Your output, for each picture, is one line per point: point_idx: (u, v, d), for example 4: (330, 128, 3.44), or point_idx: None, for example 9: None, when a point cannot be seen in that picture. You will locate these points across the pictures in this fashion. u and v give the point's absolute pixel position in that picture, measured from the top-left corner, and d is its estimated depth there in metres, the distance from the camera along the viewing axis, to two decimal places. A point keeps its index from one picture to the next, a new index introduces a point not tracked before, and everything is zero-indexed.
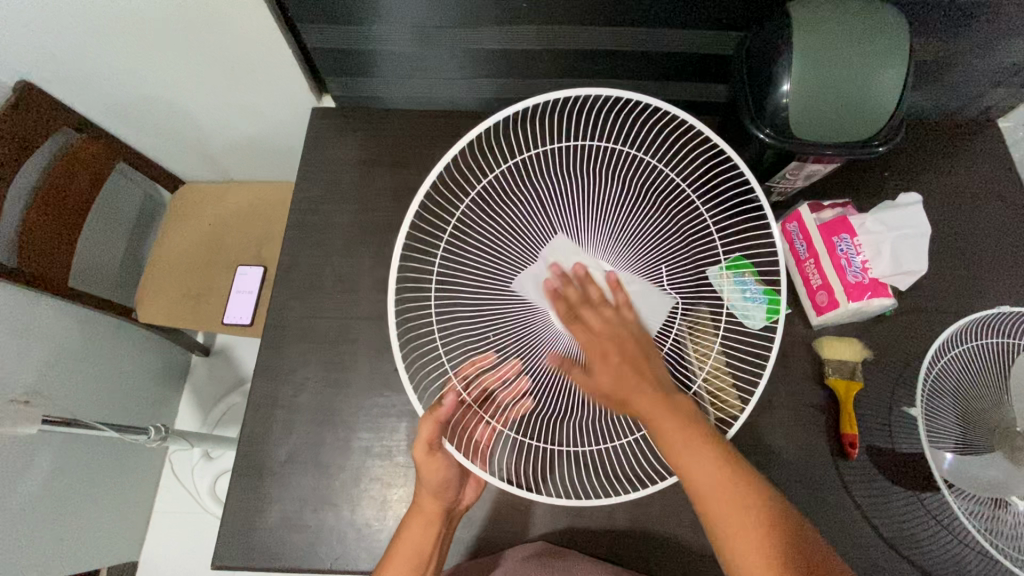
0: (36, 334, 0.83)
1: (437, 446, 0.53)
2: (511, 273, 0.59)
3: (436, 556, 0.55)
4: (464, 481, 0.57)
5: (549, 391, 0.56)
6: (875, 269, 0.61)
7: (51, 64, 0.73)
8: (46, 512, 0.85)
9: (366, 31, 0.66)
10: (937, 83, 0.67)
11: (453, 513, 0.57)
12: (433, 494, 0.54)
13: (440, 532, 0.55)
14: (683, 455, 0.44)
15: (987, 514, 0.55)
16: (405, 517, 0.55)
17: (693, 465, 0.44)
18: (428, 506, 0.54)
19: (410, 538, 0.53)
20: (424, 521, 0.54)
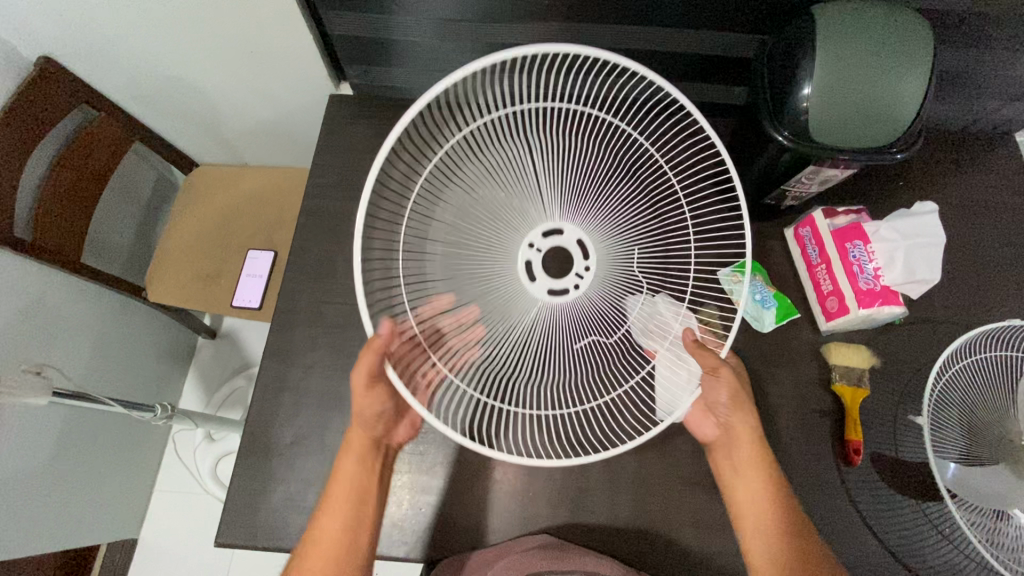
0: (49, 309, 0.84)
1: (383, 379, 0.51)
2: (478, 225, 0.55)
3: (376, 483, 0.56)
4: (399, 418, 0.57)
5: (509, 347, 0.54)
6: (887, 276, 0.61)
7: (73, 41, 0.74)
8: (51, 484, 0.86)
9: (388, 20, 0.66)
10: (956, 93, 0.67)
11: (387, 446, 0.58)
12: (360, 428, 0.55)
13: (374, 462, 0.56)
14: (742, 470, 0.55)
15: (989, 526, 0.55)
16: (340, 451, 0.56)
17: (746, 477, 0.55)
18: (356, 438, 0.55)
19: (346, 472, 0.55)
20: (356, 456, 0.55)
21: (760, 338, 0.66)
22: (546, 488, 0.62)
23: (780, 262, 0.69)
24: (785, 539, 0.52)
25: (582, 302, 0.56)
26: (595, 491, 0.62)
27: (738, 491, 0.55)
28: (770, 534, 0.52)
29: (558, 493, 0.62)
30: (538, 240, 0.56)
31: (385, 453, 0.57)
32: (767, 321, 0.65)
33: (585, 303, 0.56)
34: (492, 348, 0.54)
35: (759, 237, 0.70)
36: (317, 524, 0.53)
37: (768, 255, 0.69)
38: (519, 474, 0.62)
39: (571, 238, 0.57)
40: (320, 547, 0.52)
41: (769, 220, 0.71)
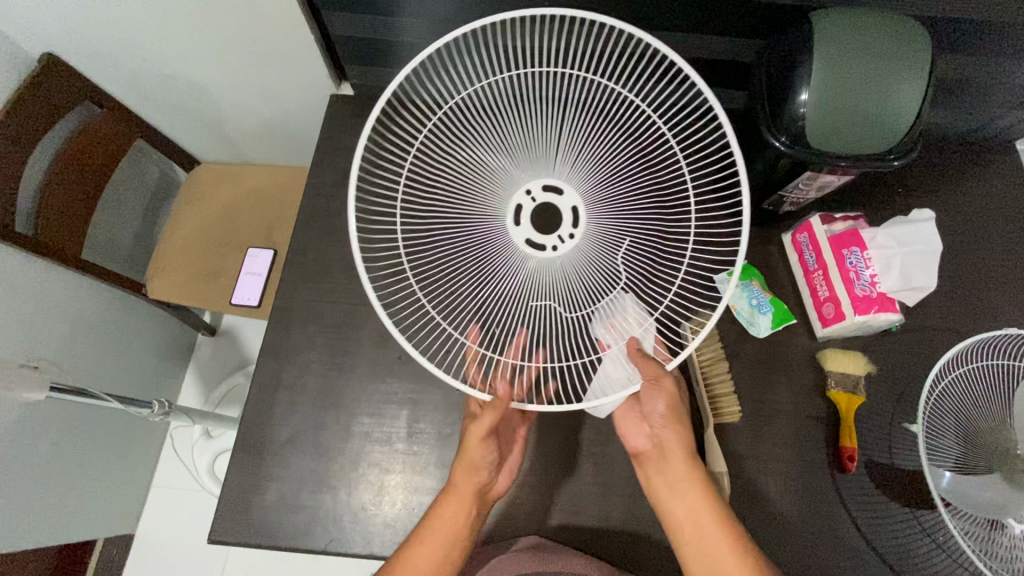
0: (49, 304, 0.85)
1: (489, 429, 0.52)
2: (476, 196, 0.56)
3: (471, 537, 0.53)
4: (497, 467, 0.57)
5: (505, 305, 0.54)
6: (883, 283, 0.61)
7: (76, 38, 0.74)
8: (49, 478, 0.86)
9: (388, 21, 0.66)
10: (957, 101, 0.67)
11: (486, 497, 0.56)
12: (466, 472, 0.54)
13: (474, 513, 0.54)
14: (675, 491, 0.51)
15: (982, 535, 0.55)
16: (440, 498, 0.53)
17: (681, 499, 0.51)
18: (461, 484, 0.53)
19: (447, 516, 0.52)
20: (461, 502, 0.53)
21: (756, 343, 0.66)
22: (539, 490, 0.62)
23: (777, 267, 0.69)
24: (727, 548, 0.48)
25: (581, 260, 0.54)
26: (588, 494, 0.62)
27: (677, 511, 0.51)
28: (709, 546, 0.49)
29: (550, 495, 0.62)
30: (535, 190, 0.55)
31: (483, 505, 0.55)
32: (763, 327, 0.64)
33: (586, 258, 0.54)
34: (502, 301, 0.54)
35: (756, 242, 0.70)
36: (404, 561, 0.50)
37: (765, 260, 0.69)
38: (512, 476, 0.62)
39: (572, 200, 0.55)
40: (404, 572, 0.50)
41: (767, 225, 0.70)
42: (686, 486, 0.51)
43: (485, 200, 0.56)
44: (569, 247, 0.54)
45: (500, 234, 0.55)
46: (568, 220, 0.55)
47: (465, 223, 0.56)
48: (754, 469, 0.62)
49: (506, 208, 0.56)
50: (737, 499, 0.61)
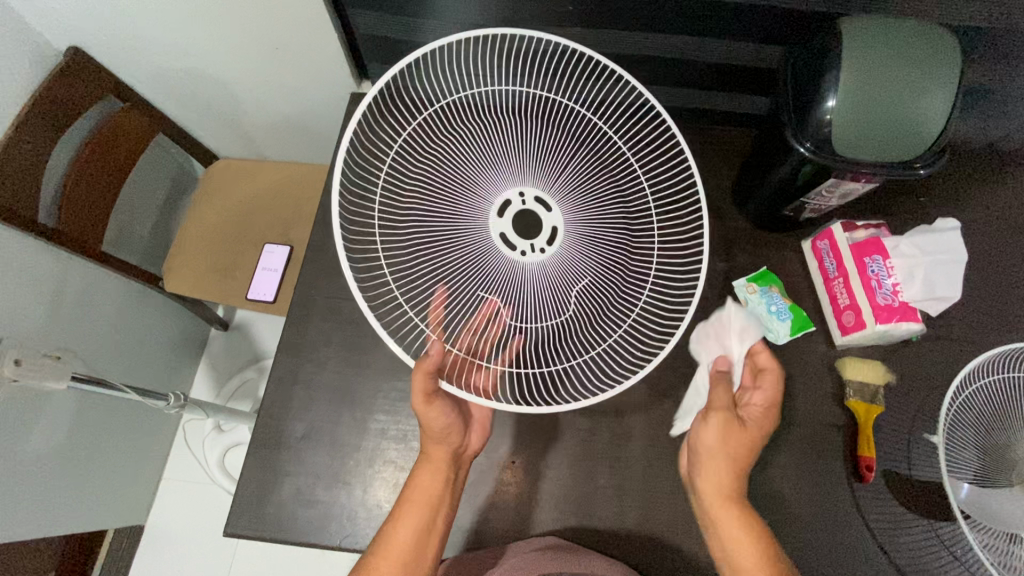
0: (70, 295, 0.86)
1: (434, 394, 0.51)
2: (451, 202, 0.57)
3: (453, 499, 0.55)
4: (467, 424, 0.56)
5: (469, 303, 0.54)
6: (906, 293, 0.60)
7: (102, 32, 0.75)
8: (64, 467, 0.87)
9: (412, 21, 0.66)
10: (983, 110, 0.66)
11: (462, 459, 0.57)
12: (435, 439, 0.54)
13: (452, 478, 0.55)
14: (724, 519, 0.53)
15: (1003, 549, 0.53)
16: (416, 463, 0.55)
17: (728, 527, 0.52)
18: (434, 451, 0.54)
19: (422, 482, 0.53)
20: (435, 468, 0.54)
21: (774, 350, 0.66)
22: (553, 491, 0.62)
23: (796, 274, 0.69)
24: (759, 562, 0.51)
25: (557, 267, 0.55)
26: (603, 497, 0.62)
27: (724, 543, 0.53)
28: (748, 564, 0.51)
29: (565, 497, 0.62)
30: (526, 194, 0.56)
31: (461, 468, 0.56)
32: (782, 333, 0.65)
33: (561, 264, 0.55)
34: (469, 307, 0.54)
35: (775, 248, 0.70)
36: (392, 529, 0.51)
37: (784, 267, 0.69)
38: (526, 476, 0.62)
39: (553, 220, 0.56)
40: (393, 546, 0.50)
41: (786, 232, 0.70)
42: (730, 514, 0.53)
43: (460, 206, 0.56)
44: (537, 257, 0.54)
45: (478, 235, 0.55)
46: (545, 236, 0.55)
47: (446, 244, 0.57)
48: (770, 476, 0.62)
49: (492, 200, 0.56)
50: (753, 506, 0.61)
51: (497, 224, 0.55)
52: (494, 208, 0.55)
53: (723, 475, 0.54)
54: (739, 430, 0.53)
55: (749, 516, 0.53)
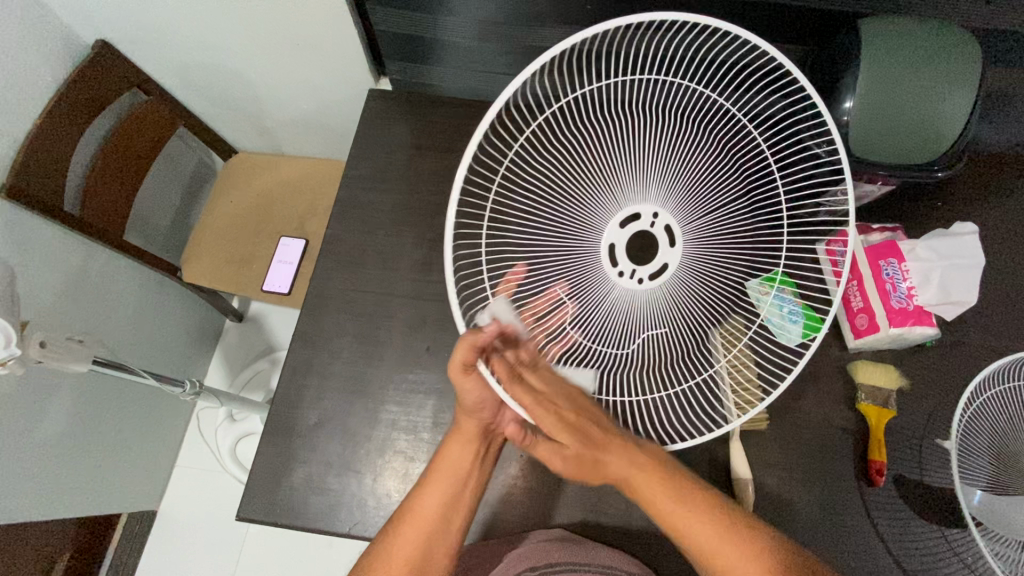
0: (94, 281, 0.88)
1: (472, 368, 0.49)
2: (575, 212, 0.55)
3: (480, 474, 0.56)
4: (503, 406, 0.54)
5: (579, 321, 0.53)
6: (921, 296, 0.60)
7: (129, 26, 0.77)
8: (82, 449, 0.89)
9: (432, 19, 0.67)
10: (1002, 115, 0.66)
11: (493, 433, 0.56)
12: (468, 413, 0.54)
13: (479, 451, 0.55)
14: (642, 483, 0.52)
15: (1015, 558, 0.52)
16: (446, 436, 0.55)
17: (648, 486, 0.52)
18: (466, 425, 0.54)
19: (453, 455, 0.54)
20: (462, 443, 0.54)
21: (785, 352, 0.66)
22: (561, 487, 0.62)
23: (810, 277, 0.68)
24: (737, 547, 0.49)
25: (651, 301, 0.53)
26: (611, 494, 0.62)
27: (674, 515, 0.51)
28: (733, 555, 0.48)
29: (573, 492, 0.62)
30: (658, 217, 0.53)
31: (490, 441, 0.56)
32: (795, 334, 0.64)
33: (661, 302, 0.53)
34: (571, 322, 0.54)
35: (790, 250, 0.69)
36: (416, 501, 0.53)
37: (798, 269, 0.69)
38: (534, 470, 0.63)
39: (669, 256, 0.53)
40: (417, 520, 0.52)
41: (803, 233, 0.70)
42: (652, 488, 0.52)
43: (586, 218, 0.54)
44: (631, 285, 0.53)
45: (590, 239, 0.54)
46: (651, 268, 0.53)
47: (558, 235, 0.55)
48: (780, 477, 0.62)
49: (623, 207, 0.53)
50: (761, 507, 0.61)
51: (612, 234, 0.53)
52: (620, 216, 0.53)
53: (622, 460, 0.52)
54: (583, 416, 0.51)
55: (664, 480, 0.52)
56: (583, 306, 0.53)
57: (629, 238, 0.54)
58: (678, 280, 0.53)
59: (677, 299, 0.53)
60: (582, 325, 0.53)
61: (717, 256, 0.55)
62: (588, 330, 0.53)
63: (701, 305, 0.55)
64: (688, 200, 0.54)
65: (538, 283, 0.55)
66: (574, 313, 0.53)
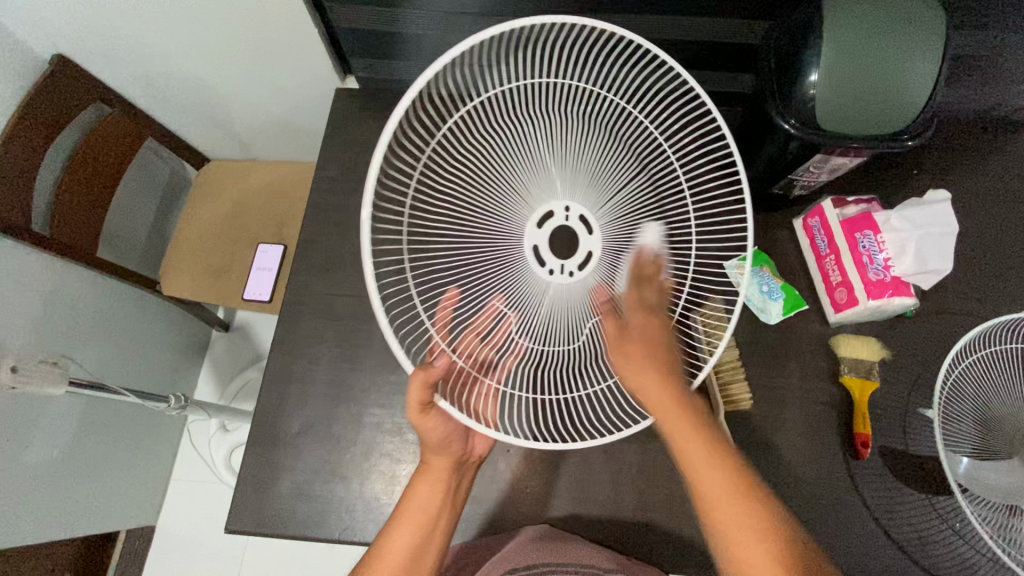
0: (68, 301, 0.87)
1: (430, 405, 0.49)
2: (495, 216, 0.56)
3: (450, 512, 0.55)
4: (470, 434, 0.56)
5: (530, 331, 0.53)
6: (898, 267, 0.59)
7: (85, 38, 0.75)
8: (69, 471, 0.89)
9: (392, 12, 0.66)
10: (974, 80, 0.65)
11: (465, 464, 0.57)
12: (436, 451, 0.54)
13: (449, 488, 0.55)
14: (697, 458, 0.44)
15: (1000, 521, 0.53)
16: (415, 475, 0.54)
17: (705, 468, 0.43)
18: (435, 463, 0.54)
19: (422, 495, 0.53)
20: (434, 477, 0.54)
21: (767, 330, 0.65)
22: (549, 479, 0.62)
23: (788, 254, 0.68)
24: (762, 543, 0.40)
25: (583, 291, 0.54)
26: (598, 483, 0.62)
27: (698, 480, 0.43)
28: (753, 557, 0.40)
29: (561, 483, 0.62)
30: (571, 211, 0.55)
31: (460, 476, 0.56)
32: (774, 313, 0.64)
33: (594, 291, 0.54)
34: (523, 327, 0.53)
35: (767, 227, 0.69)
36: (385, 542, 0.51)
37: (776, 246, 0.68)
38: (521, 464, 0.63)
39: (590, 244, 0.55)
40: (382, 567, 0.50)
41: (779, 209, 0.69)
42: (700, 458, 0.44)
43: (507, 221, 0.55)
44: (564, 280, 0.54)
45: (513, 245, 0.55)
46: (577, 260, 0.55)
47: (485, 245, 0.56)
48: (767, 455, 0.62)
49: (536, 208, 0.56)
50: None
51: (532, 236, 0.55)
52: (536, 219, 0.55)
53: (675, 408, 0.45)
54: (653, 345, 0.46)
55: (694, 428, 0.44)
56: (525, 311, 0.53)
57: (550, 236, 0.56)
58: (606, 265, 0.55)
59: (610, 284, 0.55)
60: (530, 333, 0.53)
61: (633, 240, 0.56)
62: (534, 333, 0.53)
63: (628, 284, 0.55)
64: (594, 186, 0.56)
65: (475, 304, 0.55)
66: (518, 322, 0.53)
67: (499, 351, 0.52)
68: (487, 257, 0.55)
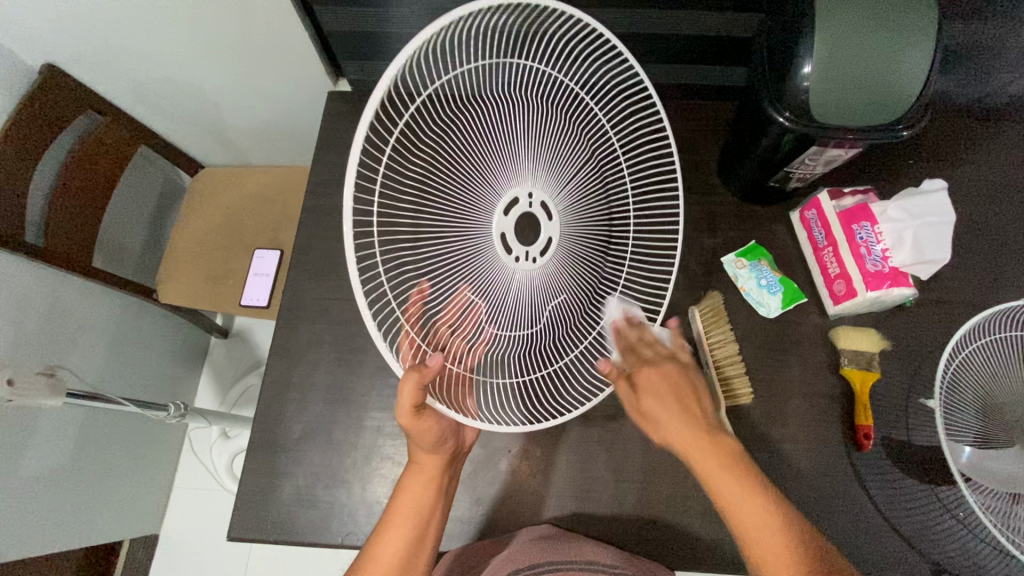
0: (63, 312, 0.86)
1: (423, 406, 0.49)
2: (462, 199, 0.53)
3: (443, 507, 0.55)
4: (460, 427, 0.56)
5: (501, 318, 0.52)
6: (896, 257, 0.59)
7: (74, 48, 0.75)
8: (70, 483, 0.88)
9: (383, 13, 0.65)
10: (967, 68, 0.65)
11: (455, 458, 0.57)
12: (428, 449, 0.54)
13: (441, 483, 0.55)
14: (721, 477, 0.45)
15: (1003, 510, 0.53)
16: (405, 473, 0.54)
17: (733, 488, 0.45)
18: (426, 461, 0.54)
19: (416, 493, 0.53)
20: (424, 475, 0.54)
21: (766, 324, 0.65)
22: (551, 479, 0.62)
23: (785, 246, 0.68)
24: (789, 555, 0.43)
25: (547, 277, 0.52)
26: (600, 481, 0.62)
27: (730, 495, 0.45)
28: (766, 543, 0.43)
29: (562, 482, 0.62)
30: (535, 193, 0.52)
31: (451, 470, 0.57)
32: (773, 306, 0.64)
33: (557, 280, 0.53)
34: (494, 315, 0.52)
35: (763, 221, 0.69)
36: (378, 543, 0.51)
37: (773, 239, 0.68)
38: (522, 464, 0.62)
39: (552, 230, 0.52)
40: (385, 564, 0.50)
41: (775, 202, 0.69)
42: (729, 480, 0.45)
43: (475, 204, 0.52)
44: (530, 267, 0.51)
45: (479, 232, 0.52)
46: (540, 245, 0.52)
47: (454, 226, 0.52)
48: (769, 449, 0.62)
49: (501, 195, 0.52)
50: None
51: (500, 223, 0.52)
52: (502, 205, 0.52)
53: (693, 438, 0.47)
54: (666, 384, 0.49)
55: (715, 449, 0.46)
56: (492, 303, 0.51)
57: (517, 223, 0.52)
58: (564, 252, 0.53)
59: (569, 273, 0.54)
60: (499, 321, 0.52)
61: (587, 227, 0.55)
62: (502, 321, 0.52)
63: (585, 268, 0.55)
64: (561, 167, 0.54)
65: (442, 294, 0.52)
66: (486, 310, 0.51)
67: (472, 339, 0.52)
68: (453, 243, 0.52)
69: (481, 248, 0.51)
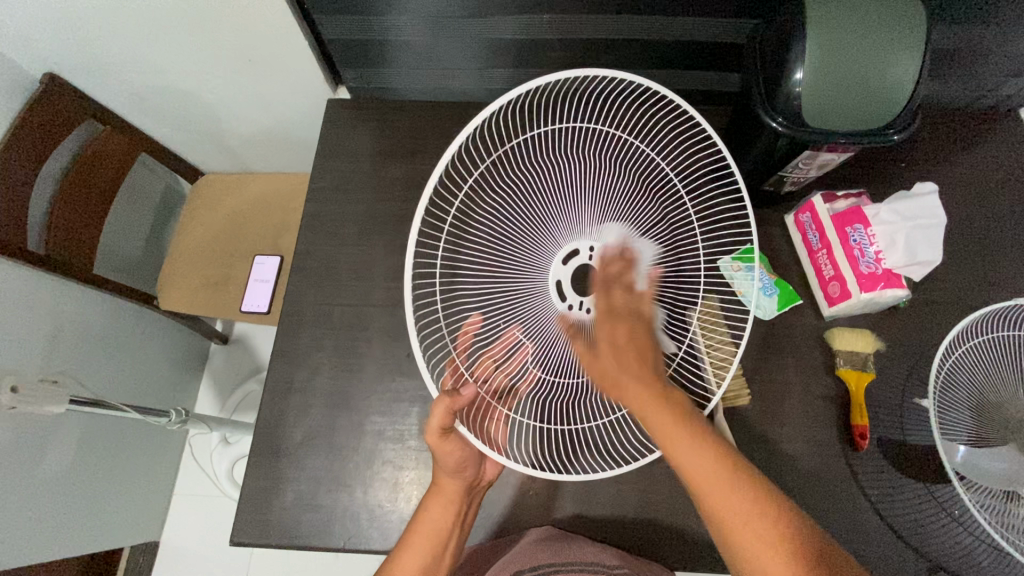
0: (64, 319, 0.87)
1: (449, 429, 0.51)
2: (524, 252, 0.57)
3: (458, 537, 0.55)
4: (480, 458, 0.57)
5: (548, 363, 0.54)
6: (887, 259, 0.60)
7: (76, 57, 0.75)
8: (71, 490, 0.88)
9: (381, 21, 0.66)
10: (956, 73, 0.66)
11: (474, 489, 0.58)
12: (449, 472, 0.54)
13: (459, 511, 0.55)
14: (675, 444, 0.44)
15: (998, 508, 0.53)
16: (426, 495, 0.55)
17: (689, 458, 0.43)
18: (448, 484, 0.54)
19: (434, 516, 0.53)
20: (445, 498, 0.54)
21: (762, 326, 0.66)
22: (552, 483, 0.63)
23: (780, 249, 0.69)
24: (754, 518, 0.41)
25: None
26: (600, 483, 0.62)
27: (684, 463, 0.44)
28: (761, 548, 0.40)
29: (563, 486, 0.62)
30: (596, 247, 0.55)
31: (469, 499, 0.57)
32: (769, 309, 0.65)
33: None
34: (542, 358, 0.54)
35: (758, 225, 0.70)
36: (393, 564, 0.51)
37: (768, 242, 0.69)
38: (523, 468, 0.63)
39: None
40: None
41: (770, 205, 0.70)
42: (677, 436, 0.44)
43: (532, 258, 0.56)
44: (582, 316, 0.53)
45: (535, 279, 0.55)
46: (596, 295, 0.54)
47: (510, 279, 0.56)
48: (767, 450, 0.62)
49: (561, 247, 0.56)
50: None
51: (556, 271, 0.55)
52: (560, 254, 0.55)
53: (644, 394, 0.45)
54: (627, 332, 0.46)
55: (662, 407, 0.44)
56: (543, 344, 0.54)
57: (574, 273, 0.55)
58: None
59: None
60: (545, 363, 0.54)
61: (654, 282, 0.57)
62: (549, 364, 0.54)
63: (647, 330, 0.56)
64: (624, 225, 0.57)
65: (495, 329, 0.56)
66: (534, 353, 0.54)
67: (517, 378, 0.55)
68: (511, 292, 0.56)
69: (537, 292, 0.55)
